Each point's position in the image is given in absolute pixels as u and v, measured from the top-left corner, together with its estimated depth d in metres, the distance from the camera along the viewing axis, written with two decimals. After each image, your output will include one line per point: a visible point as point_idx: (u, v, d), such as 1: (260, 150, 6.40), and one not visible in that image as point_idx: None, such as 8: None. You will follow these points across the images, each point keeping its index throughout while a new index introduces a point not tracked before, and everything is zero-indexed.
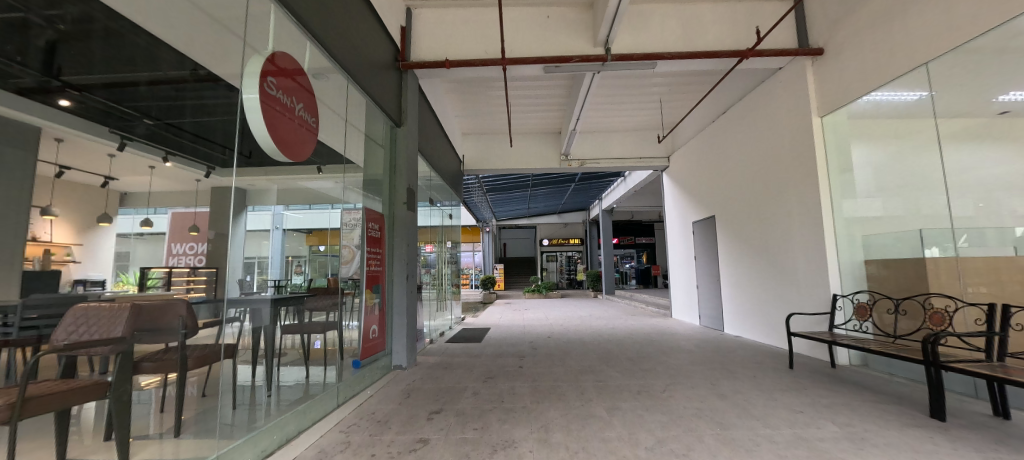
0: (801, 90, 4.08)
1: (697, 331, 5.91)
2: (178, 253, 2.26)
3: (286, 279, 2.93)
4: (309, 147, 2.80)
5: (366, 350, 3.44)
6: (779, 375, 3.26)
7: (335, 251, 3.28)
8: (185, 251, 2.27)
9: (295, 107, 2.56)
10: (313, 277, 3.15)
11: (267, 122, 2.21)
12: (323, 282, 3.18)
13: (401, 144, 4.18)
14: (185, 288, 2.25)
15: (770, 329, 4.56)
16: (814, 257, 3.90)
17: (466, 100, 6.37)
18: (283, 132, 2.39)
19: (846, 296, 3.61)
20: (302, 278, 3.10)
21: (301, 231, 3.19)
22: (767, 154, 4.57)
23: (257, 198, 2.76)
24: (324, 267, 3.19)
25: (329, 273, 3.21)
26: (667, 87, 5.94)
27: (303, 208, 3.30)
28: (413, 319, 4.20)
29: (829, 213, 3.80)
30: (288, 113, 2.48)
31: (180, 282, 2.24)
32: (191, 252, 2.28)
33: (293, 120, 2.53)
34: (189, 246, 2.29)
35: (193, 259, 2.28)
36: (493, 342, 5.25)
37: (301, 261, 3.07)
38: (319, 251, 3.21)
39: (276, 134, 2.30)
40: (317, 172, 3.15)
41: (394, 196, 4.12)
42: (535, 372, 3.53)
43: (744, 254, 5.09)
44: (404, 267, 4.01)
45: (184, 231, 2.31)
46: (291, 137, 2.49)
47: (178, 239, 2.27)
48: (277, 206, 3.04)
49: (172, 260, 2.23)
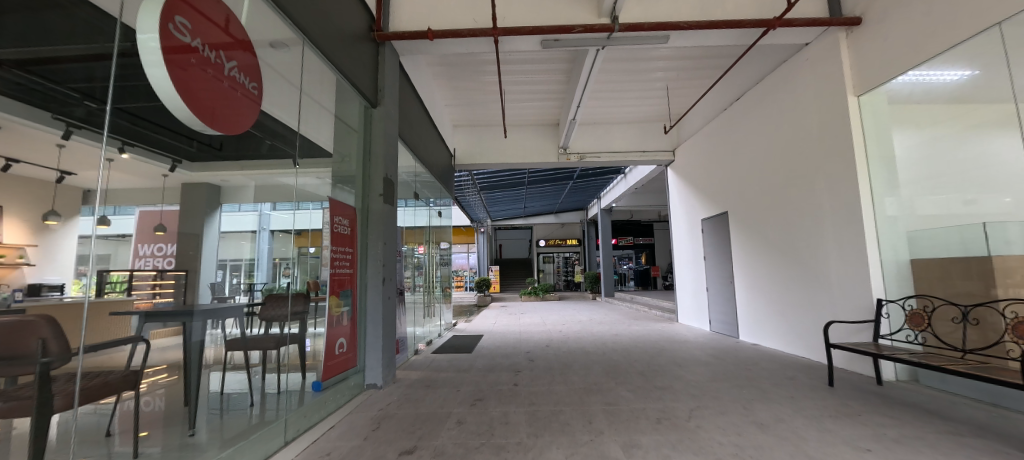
0: (833, 66, 3.59)
1: (708, 338, 5.39)
2: (144, 255, 1.88)
3: (273, 282, 2.66)
4: (249, 122, 2.27)
5: (330, 368, 2.91)
6: (820, 396, 2.76)
7: (318, 253, 2.94)
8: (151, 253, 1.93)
9: (224, 64, 2.01)
10: (302, 280, 2.83)
11: (177, 79, 1.68)
12: (303, 285, 2.84)
13: (378, 127, 3.64)
14: (150, 294, 1.98)
15: (800, 338, 4.01)
16: (850, 258, 3.42)
17: (456, 85, 5.84)
18: (204, 97, 1.85)
19: (894, 301, 3.12)
20: (290, 281, 2.75)
21: (290, 232, 2.80)
22: (792, 141, 4.08)
23: (229, 193, 2.42)
24: (313, 269, 2.90)
25: (316, 276, 2.91)
26: (674, 72, 5.45)
27: (290, 207, 2.80)
28: (392, 330, 3.63)
29: (869, 210, 3.31)
30: (214, 71, 1.92)
31: (144, 286, 1.94)
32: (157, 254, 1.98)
33: (221, 83, 1.99)
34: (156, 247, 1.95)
35: (161, 261, 2.02)
36: (485, 352, 4.72)
37: (288, 263, 2.74)
38: (308, 253, 2.87)
39: (190, 94, 1.76)
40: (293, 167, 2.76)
41: (370, 187, 3.56)
42: (533, 392, 3.00)
43: (766, 253, 4.57)
44: (379, 270, 3.42)
45: (151, 231, 1.92)
46: (218, 106, 1.96)
47: (147, 241, 1.89)
48: (263, 205, 2.63)
49: (139, 263, 1.87)
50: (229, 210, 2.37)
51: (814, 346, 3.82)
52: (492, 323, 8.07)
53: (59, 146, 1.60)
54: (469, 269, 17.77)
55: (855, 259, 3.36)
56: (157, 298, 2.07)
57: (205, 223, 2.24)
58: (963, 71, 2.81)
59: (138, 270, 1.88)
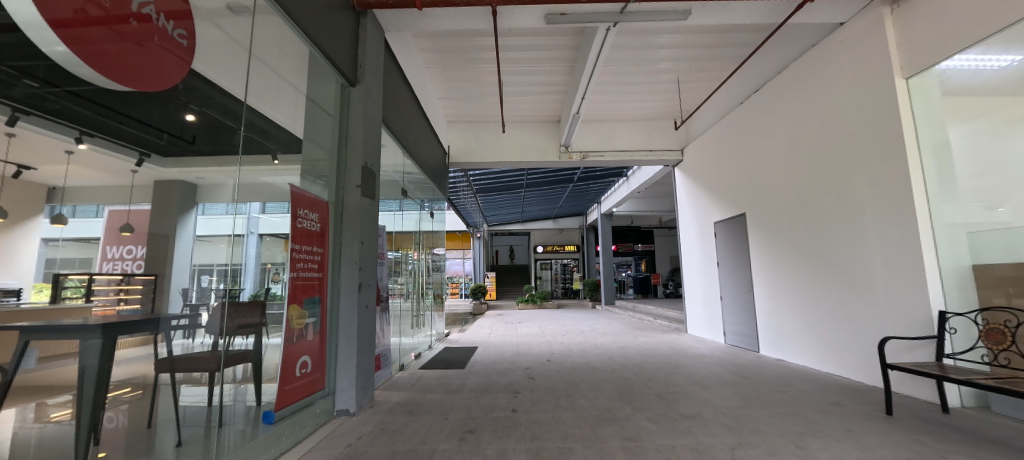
0: (876, 47, 3.18)
1: (726, 352, 4.91)
2: (114, 257, 2.21)
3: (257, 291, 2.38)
4: (165, 78, 1.83)
5: (290, 394, 2.36)
6: (881, 429, 2.29)
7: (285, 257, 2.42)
8: (122, 255, 2.22)
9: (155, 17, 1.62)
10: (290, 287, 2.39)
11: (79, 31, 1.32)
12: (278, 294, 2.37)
13: (356, 108, 3.12)
14: (114, 300, 2.10)
15: (840, 354, 3.51)
16: (898, 263, 2.99)
17: (450, 75, 5.40)
18: (115, 55, 1.48)
19: (959, 314, 2.66)
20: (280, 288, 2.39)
21: (281, 235, 2.46)
22: (828, 131, 3.62)
23: (207, 193, 2.42)
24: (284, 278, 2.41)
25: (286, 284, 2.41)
26: (687, 62, 5.05)
27: (280, 210, 2.49)
28: (370, 346, 3.06)
29: (925, 211, 2.86)
30: (137, 21, 1.52)
31: (106, 291, 2.09)
32: (129, 256, 2.24)
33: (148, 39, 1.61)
34: (127, 250, 2.24)
35: (131, 264, 2.24)
36: (479, 368, 4.21)
37: (281, 267, 2.43)
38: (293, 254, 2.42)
39: (95, 51, 1.40)
40: (272, 162, 2.64)
41: (345, 177, 3.03)
42: (535, 421, 2.50)
43: (794, 259, 4.09)
44: (356, 272, 2.87)
45: (116, 232, 2.24)
46: (131, 63, 1.57)
47: (112, 242, 2.23)
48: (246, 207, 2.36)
49: (107, 265, 2.17)
50: (207, 213, 2.29)
51: (856, 364, 3.34)
52: (488, 333, 7.56)
53: (7, 134, 1.77)
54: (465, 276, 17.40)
55: (908, 264, 2.90)
56: (123, 306, 2.07)
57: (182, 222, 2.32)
58: (1009, 56, 2.56)
59: (105, 273, 2.15)
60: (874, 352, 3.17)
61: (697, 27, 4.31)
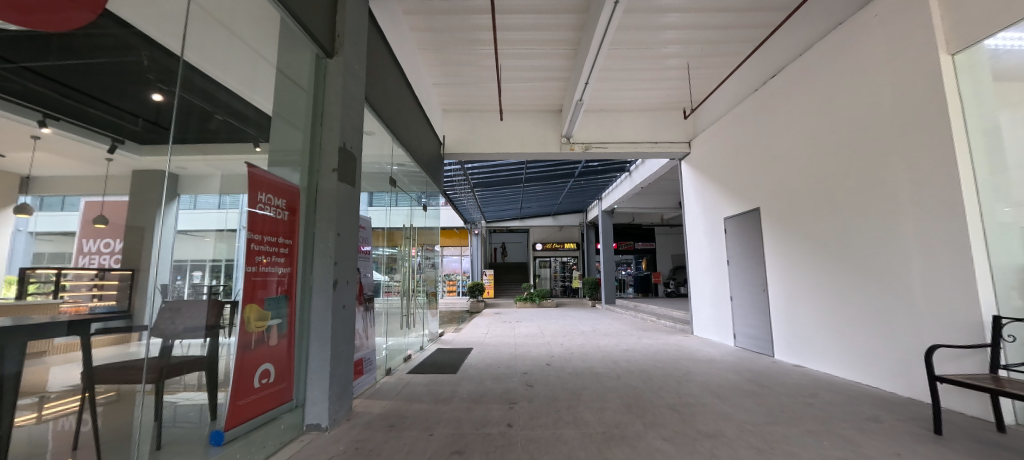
0: (914, 21, 2.85)
1: (738, 356, 4.60)
2: (90, 251, 1.82)
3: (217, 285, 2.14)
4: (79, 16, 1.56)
5: (245, 409, 2.03)
6: (934, 453, 1.97)
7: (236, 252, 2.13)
8: (99, 249, 1.85)
9: None
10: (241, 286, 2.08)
11: None
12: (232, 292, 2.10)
13: (333, 81, 2.72)
14: (86, 296, 1.82)
15: (869, 361, 3.19)
16: (940, 261, 2.68)
17: (445, 58, 5.04)
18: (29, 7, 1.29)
19: (1018, 320, 2.35)
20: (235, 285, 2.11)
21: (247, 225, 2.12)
22: (858, 117, 3.29)
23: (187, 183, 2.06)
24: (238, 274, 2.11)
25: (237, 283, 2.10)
26: (698, 46, 4.72)
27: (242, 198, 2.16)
28: (349, 350, 2.73)
29: (974, 205, 2.53)
30: None
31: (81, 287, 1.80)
32: (106, 250, 1.91)
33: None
34: (103, 243, 1.88)
35: (108, 258, 1.91)
36: (474, 373, 3.89)
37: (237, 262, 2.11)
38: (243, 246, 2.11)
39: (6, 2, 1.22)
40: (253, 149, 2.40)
41: (319, 160, 2.65)
42: (533, 439, 2.18)
43: (816, 257, 3.76)
44: (329, 267, 2.52)
45: (94, 223, 1.84)
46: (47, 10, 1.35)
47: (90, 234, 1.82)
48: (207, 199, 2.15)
49: (83, 259, 1.79)
50: None
51: (889, 372, 3.02)
52: (485, 332, 7.24)
53: None
54: (462, 273, 17.13)
55: (952, 262, 2.60)
56: (96, 301, 1.88)
57: (165, 210, 1.96)
58: None
59: (79, 268, 1.79)
60: (913, 360, 2.85)
61: (711, 6, 3.98)
